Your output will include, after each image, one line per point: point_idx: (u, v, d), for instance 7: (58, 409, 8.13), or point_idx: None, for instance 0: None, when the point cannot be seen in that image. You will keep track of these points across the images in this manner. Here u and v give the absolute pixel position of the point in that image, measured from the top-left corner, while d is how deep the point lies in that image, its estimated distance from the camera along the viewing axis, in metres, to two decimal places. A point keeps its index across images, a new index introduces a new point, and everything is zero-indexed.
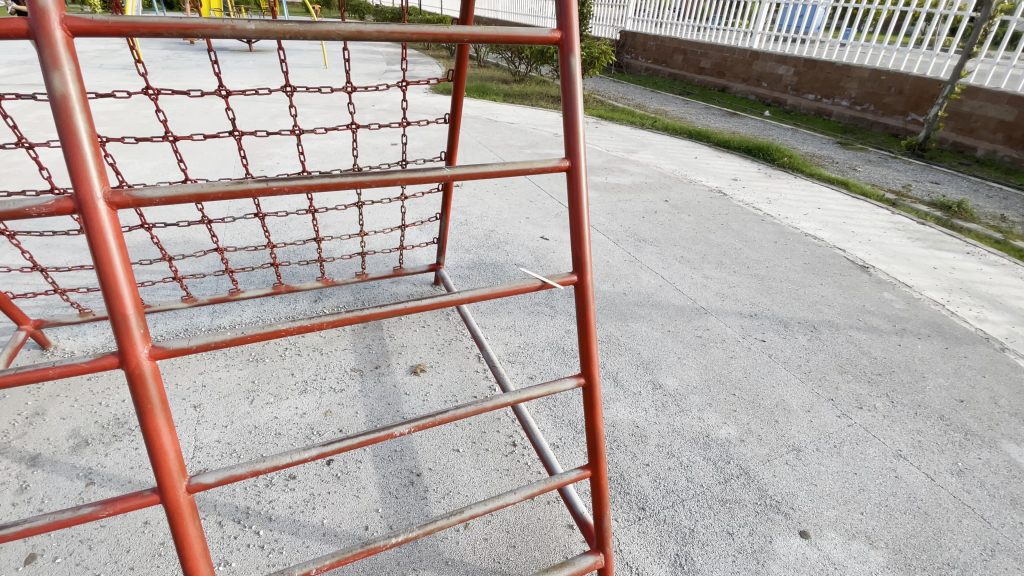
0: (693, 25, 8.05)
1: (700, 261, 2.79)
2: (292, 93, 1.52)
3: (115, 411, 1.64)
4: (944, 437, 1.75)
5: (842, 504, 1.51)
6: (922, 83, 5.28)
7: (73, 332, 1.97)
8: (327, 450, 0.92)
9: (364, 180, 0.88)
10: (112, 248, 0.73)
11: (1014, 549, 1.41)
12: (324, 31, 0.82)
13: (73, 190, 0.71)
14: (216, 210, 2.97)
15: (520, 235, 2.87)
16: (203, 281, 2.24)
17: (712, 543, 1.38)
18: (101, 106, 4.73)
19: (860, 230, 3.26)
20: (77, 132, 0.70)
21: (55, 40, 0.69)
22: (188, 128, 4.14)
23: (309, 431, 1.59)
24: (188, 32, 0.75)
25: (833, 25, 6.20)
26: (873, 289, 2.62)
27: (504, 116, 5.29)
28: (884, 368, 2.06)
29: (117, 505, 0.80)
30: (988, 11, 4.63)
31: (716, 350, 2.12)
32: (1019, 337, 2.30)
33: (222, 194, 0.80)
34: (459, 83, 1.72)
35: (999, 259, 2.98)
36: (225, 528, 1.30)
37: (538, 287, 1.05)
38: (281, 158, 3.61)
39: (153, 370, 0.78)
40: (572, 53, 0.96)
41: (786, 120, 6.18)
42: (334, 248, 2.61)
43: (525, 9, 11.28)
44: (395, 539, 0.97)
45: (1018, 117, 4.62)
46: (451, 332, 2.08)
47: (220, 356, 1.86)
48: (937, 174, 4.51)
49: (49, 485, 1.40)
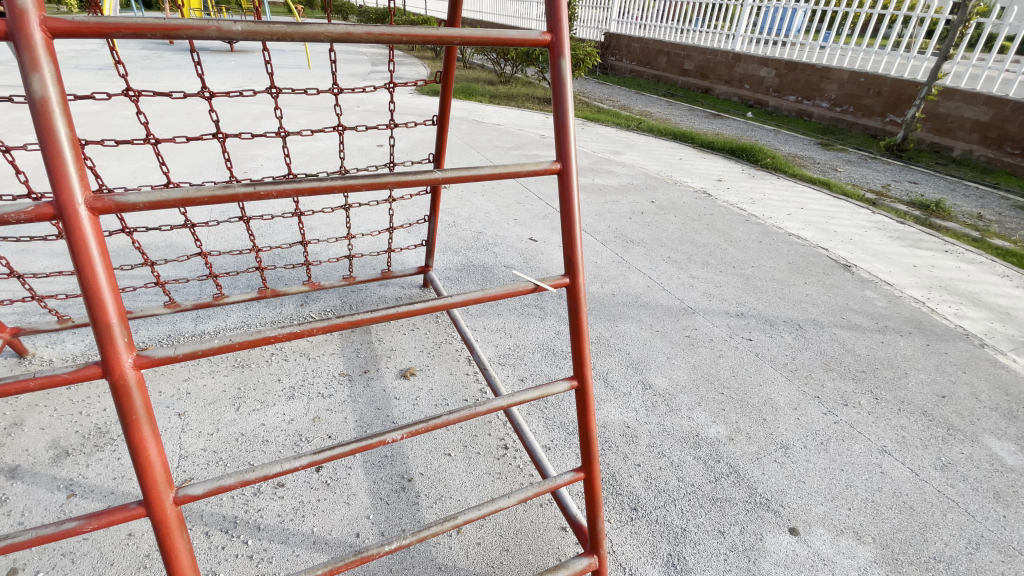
0: (676, 27, 8.12)
1: (686, 262, 2.82)
2: (277, 94, 1.49)
3: (96, 420, 1.60)
4: (928, 432, 1.79)
5: (831, 500, 1.53)
6: (900, 85, 5.40)
7: (52, 339, 1.92)
8: (318, 458, 0.90)
9: (354, 183, 0.86)
10: (94, 256, 0.71)
11: (997, 541, 1.44)
12: (312, 33, 0.81)
13: (54, 197, 0.69)
14: (199, 214, 2.93)
15: (509, 237, 2.87)
16: (186, 286, 2.20)
17: (704, 542, 1.38)
18: (78, 108, 4.63)
19: (841, 229, 3.31)
20: (58, 137, 0.68)
21: (35, 42, 0.67)
22: (168, 130, 4.06)
23: (298, 438, 1.57)
24: (172, 34, 0.73)
25: (813, 28, 6.31)
26: (856, 287, 2.66)
27: (490, 118, 5.29)
28: (868, 365, 2.10)
29: (102, 519, 0.78)
30: (963, 14, 4.74)
31: (704, 349, 2.14)
32: (997, 333, 2.35)
33: (208, 199, 0.78)
34: (447, 84, 1.69)
35: (977, 256, 3.05)
36: (212, 538, 1.28)
37: (530, 290, 1.05)
38: (265, 160, 3.56)
39: (138, 380, 0.76)
40: (562, 56, 0.96)
41: (768, 121, 6.27)
42: (320, 251, 2.58)
43: (509, 11, 11.30)
44: (389, 547, 0.96)
45: (993, 117, 4.75)
46: (441, 335, 2.07)
47: (205, 363, 1.83)
48: (916, 174, 4.61)
49: (29, 498, 1.36)
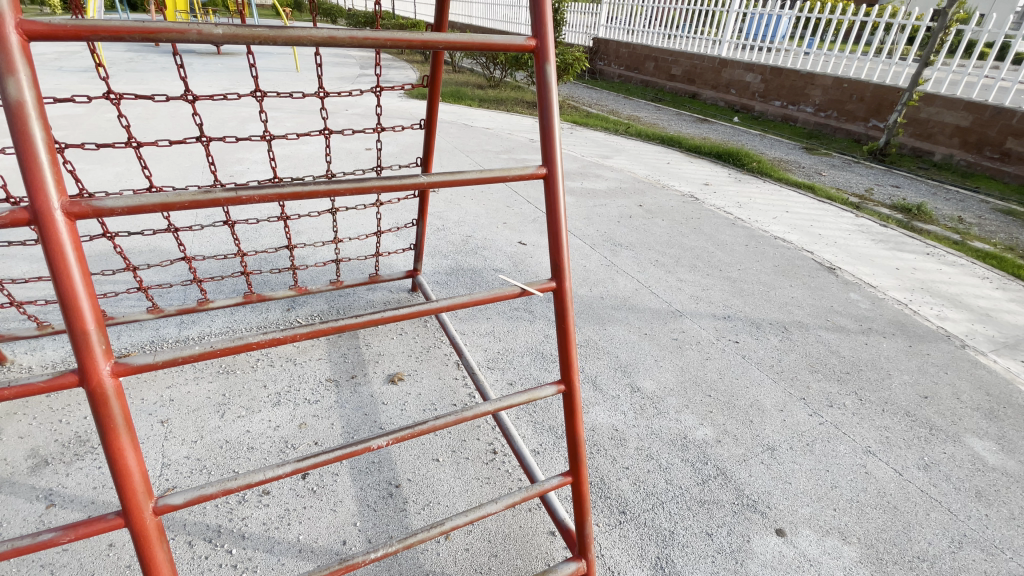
0: (662, 32, 8.20)
1: (674, 265, 2.83)
2: (262, 98, 1.47)
3: (77, 429, 1.56)
4: (911, 432, 1.82)
5: (816, 501, 1.54)
6: (882, 91, 5.50)
7: (31, 346, 1.89)
8: (302, 465, 0.89)
9: (338, 188, 0.86)
10: (71, 262, 0.70)
11: (979, 540, 1.46)
12: (295, 37, 0.80)
13: (29, 202, 0.68)
14: (183, 219, 2.89)
15: (498, 240, 2.87)
16: (170, 291, 2.17)
17: (692, 544, 1.39)
18: (59, 111, 4.56)
19: (826, 232, 3.36)
20: (34, 141, 0.67)
21: (11, 45, 0.65)
22: (153, 134, 4.01)
23: (283, 445, 1.55)
24: (151, 37, 0.72)
25: (797, 34, 6.41)
26: (840, 289, 2.70)
27: (479, 121, 5.30)
28: (852, 366, 2.13)
29: (79, 530, 0.76)
30: (944, 21, 4.84)
31: (691, 352, 2.15)
32: (978, 334, 2.40)
33: (189, 203, 0.77)
34: (435, 88, 1.68)
35: (958, 259, 3.11)
36: (195, 548, 1.25)
37: (517, 293, 1.05)
38: (252, 163, 3.54)
39: (116, 388, 0.75)
40: (547, 61, 0.96)
41: (754, 126, 6.35)
42: (307, 256, 2.56)
43: (498, 15, 11.34)
44: (375, 554, 0.95)
45: (972, 122, 4.86)
46: (429, 339, 2.06)
47: (189, 369, 1.80)
48: (898, 178, 4.69)
49: (7, 508, 1.33)
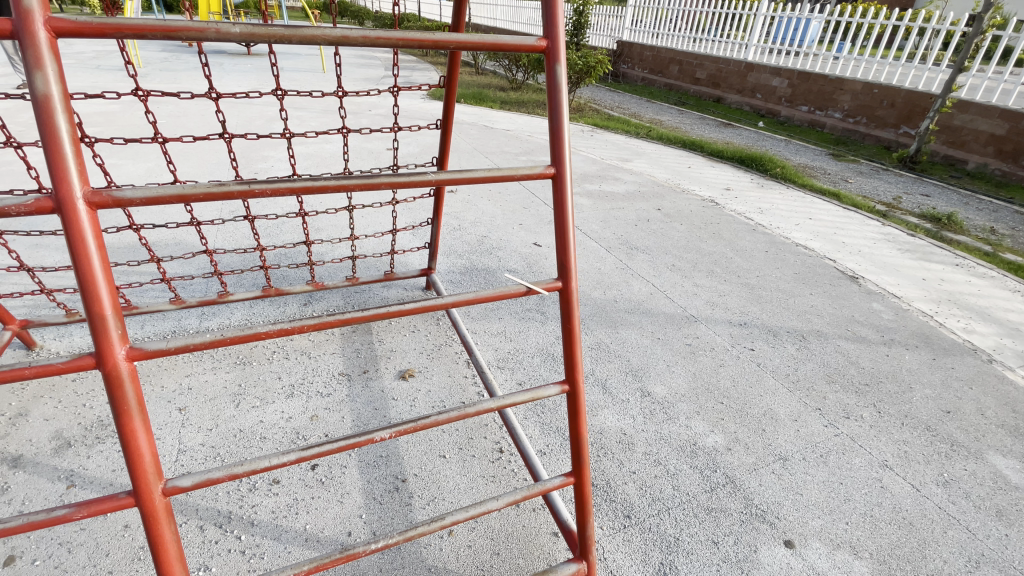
0: (688, 36, 8.12)
1: (691, 270, 2.80)
2: (283, 96, 1.50)
3: (99, 413, 1.62)
4: (931, 447, 1.76)
5: (828, 514, 1.51)
6: (914, 97, 5.36)
7: (60, 333, 1.96)
8: (307, 454, 0.91)
9: (347, 184, 0.87)
10: (91, 250, 0.73)
11: (997, 561, 1.41)
12: (309, 36, 0.82)
13: (53, 190, 0.71)
14: (206, 212, 2.98)
15: (513, 241, 2.88)
16: (192, 283, 2.24)
17: (697, 552, 1.37)
18: (96, 107, 4.73)
19: (850, 240, 3.28)
20: (59, 132, 0.70)
21: (39, 41, 0.69)
22: (183, 130, 4.14)
23: (295, 436, 1.58)
24: (172, 35, 0.74)
25: (827, 38, 6.28)
26: (862, 299, 2.63)
27: (500, 123, 5.33)
28: (872, 378, 2.07)
29: (92, 507, 0.79)
30: (979, 26, 4.69)
31: (705, 358, 2.13)
32: (1006, 349, 2.32)
33: (205, 196, 0.80)
34: (451, 87, 1.69)
35: (988, 271, 3.01)
36: (206, 532, 1.29)
37: (523, 292, 1.05)
38: (276, 161, 3.62)
39: (131, 371, 0.77)
40: (558, 62, 0.97)
41: (779, 131, 6.24)
42: (325, 252, 2.62)
43: (524, 18, 11.35)
44: (376, 545, 0.96)
45: (1008, 131, 4.69)
46: (441, 337, 2.07)
47: (207, 360, 1.85)
48: (928, 186, 4.56)
49: (30, 487, 1.39)
